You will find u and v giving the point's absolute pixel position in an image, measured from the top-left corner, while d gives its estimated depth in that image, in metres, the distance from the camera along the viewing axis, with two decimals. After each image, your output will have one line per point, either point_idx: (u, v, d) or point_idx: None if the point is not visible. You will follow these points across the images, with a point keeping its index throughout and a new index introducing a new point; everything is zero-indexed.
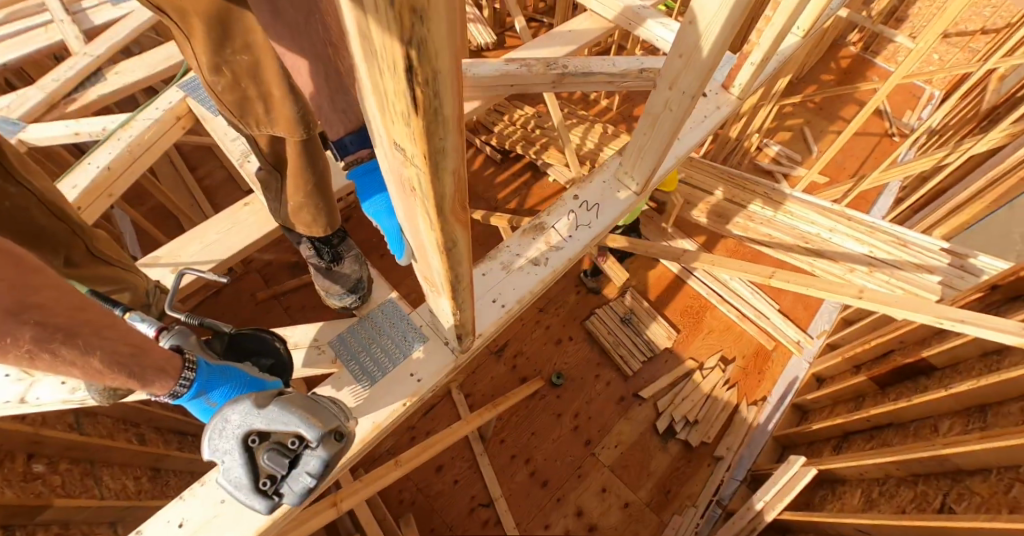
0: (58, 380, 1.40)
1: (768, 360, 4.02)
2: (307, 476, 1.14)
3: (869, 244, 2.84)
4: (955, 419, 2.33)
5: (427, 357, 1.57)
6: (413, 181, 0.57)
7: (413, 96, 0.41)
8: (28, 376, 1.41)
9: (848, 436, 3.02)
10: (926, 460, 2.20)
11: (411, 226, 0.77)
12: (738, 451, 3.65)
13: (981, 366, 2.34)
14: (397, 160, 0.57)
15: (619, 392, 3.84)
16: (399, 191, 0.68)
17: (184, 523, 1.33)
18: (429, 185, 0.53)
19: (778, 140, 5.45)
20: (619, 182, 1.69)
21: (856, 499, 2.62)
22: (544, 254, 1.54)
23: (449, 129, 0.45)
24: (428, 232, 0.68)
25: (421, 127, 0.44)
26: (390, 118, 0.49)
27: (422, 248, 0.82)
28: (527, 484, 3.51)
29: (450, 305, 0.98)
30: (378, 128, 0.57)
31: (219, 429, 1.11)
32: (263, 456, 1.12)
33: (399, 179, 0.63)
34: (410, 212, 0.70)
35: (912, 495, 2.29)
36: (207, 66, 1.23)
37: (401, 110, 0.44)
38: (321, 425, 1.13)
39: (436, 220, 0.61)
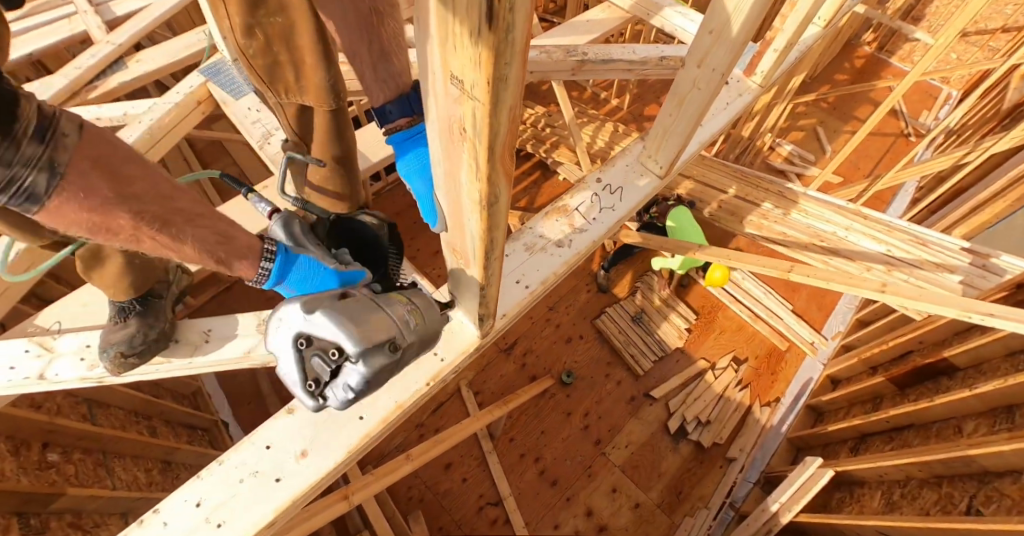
0: (78, 355, 1.40)
1: (781, 361, 3.94)
2: (347, 386, 1.08)
3: (886, 243, 2.77)
4: (979, 420, 2.28)
5: (448, 336, 1.53)
6: (465, 120, 0.53)
7: (488, 9, 0.36)
8: (47, 353, 1.39)
9: (866, 438, 2.97)
10: (950, 462, 2.16)
11: (450, 182, 0.74)
12: (750, 453, 3.59)
13: (1009, 366, 2.28)
14: (450, 98, 0.54)
15: (630, 392, 3.80)
16: (442, 138, 0.65)
17: (201, 503, 1.31)
18: (485, 121, 0.49)
19: (791, 139, 5.39)
20: (643, 166, 1.66)
21: (875, 501, 2.56)
22: (568, 236, 1.51)
23: (517, 53, 0.41)
24: (470, 184, 0.64)
25: (491, 47, 0.40)
26: (453, 42, 0.45)
27: (457, 208, 0.80)
28: (536, 484, 3.48)
29: (478, 277, 0.96)
30: (432, 61, 0.53)
31: (283, 317, 1.08)
32: (315, 358, 1.07)
33: (447, 121, 0.59)
34: (453, 164, 0.67)
35: (935, 497, 2.24)
36: (240, 29, 1.27)
37: (470, 27, 0.40)
38: (360, 338, 1.03)
39: (484, 166, 0.57)
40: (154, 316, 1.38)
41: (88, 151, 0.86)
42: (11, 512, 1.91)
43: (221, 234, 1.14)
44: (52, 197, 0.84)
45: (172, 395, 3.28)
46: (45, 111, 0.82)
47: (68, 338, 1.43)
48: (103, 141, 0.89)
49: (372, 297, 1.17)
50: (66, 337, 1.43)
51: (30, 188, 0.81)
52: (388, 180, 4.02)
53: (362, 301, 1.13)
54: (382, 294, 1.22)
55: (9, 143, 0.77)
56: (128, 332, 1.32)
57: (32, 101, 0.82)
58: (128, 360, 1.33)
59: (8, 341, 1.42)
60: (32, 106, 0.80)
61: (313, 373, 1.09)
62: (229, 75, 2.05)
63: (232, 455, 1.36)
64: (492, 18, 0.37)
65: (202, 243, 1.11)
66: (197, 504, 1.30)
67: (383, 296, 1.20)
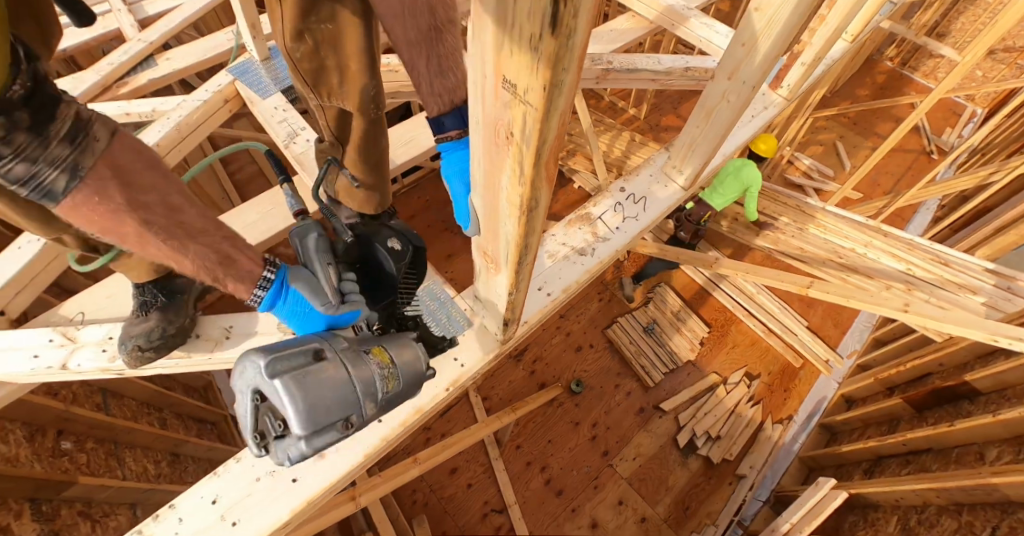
0: (100, 346, 1.41)
1: (795, 378, 3.88)
2: (287, 456, 1.02)
3: (906, 260, 2.72)
4: (1002, 447, 2.22)
5: (469, 342, 1.56)
6: (515, 125, 0.53)
7: (553, 14, 0.36)
8: (70, 343, 1.42)
9: (881, 460, 2.91)
10: (970, 488, 2.10)
11: (488, 186, 0.73)
12: (761, 470, 3.53)
13: None
14: (500, 102, 0.54)
15: (639, 404, 3.76)
16: (485, 142, 0.64)
17: (218, 500, 1.31)
18: (535, 127, 0.49)
19: (809, 154, 5.34)
20: (666, 176, 1.65)
21: (890, 525, 2.50)
22: (591, 245, 1.51)
23: (575, 59, 0.41)
24: (512, 188, 0.64)
25: (551, 54, 0.39)
26: (509, 46, 0.45)
27: (493, 212, 0.79)
28: (543, 493, 3.44)
29: (507, 283, 0.95)
30: (485, 64, 0.53)
31: (241, 365, 1.00)
32: (267, 416, 1.02)
33: (494, 125, 0.59)
34: (494, 167, 0.67)
35: (954, 525, 2.17)
36: (291, 33, 1.31)
37: (531, 31, 0.40)
38: (308, 420, 0.97)
39: (529, 173, 0.56)
40: (176, 311, 1.36)
41: (112, 159, 0.89)
42: (23, 497, 1.94)
43: (222, 256, 1.12)
44: (67, 197, 0.86)
45: (184, 388, 3.31)
46: (82, 116, 0.86)
47: (91, 328, 1.45)
48: (131, 152, 0.93)
49: (347, 358, 1.10)
50: (89, 327, 1.45)
51: (47, 186, 0.83)
52: (403, 184, 4.04)
53: (333, 367, 1.06)
54: (360, 351, 1.16)
55: (41, 141, 0.81)
56: (147, 326, 1.31)
57: (70, 104, 0.85)
58: (147, 351, 1.35)
59: (33, 330, 1.45)
60: (72, 112, 0.85)
61: (262, 427, 1.05)
62: (258, 75, 2.08)
63: (250, 453, 1.36)
64: (555, 24, 0.37)
65: (204, 260, 1.08)
66: (217, 502, 1.30)
67: (359, 355, 1.14)
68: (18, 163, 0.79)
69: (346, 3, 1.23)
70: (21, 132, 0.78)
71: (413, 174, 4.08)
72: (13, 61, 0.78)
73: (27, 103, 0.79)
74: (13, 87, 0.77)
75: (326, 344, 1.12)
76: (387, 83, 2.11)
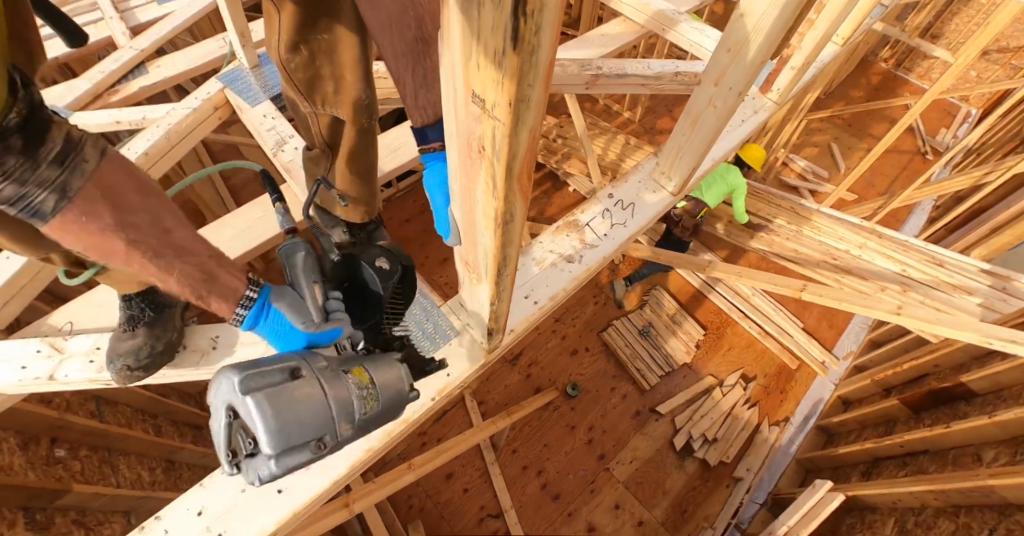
0: (87, 357, 1.40)
1: (791, 380, 3.88)
2: (257, 477, 0.97)
3: (900, 262, 2.71)
4: (998, 448, 2.22)
5: (456, 352, 1.55)
6: (486, 139, 0.53)
7: (514, 31, 0.36)
8: (58, 354, 1.41)
9: (878, 462, 2.91)
10: (966, 490, 2.11)
11: (466, 198, 0.73)
12: (758, 473, 3.52)
13: None
14: (471, 117, 0.54)
15: (635, 406, 3.75)
16: (461, 155, 0.65)
17: (203, 511, 1.30)
18: (504, 141, 0.49)
19: (805, 155, 5.36)
20: (655, 183, 1.66)
21: (888, 527, 2.50)
22: (579, 252, 1.50)
23: (540, 75, 0.41)
24: (487, 201, 0.63)
25: (514, 70, 0.40)
26: (476, 62, 0.45)
27: (472, 223, 0.79)
28: (540, 497, 3.43)
29: (489, 292, 0.95)
30: (456, 79, 0.53)
31: (217, 380, 0.97)
32: (240, 434, 0.98)
33: (467, 139, 0.59)
34: (469, 180, 0.67)
35: (952, 526, 2.16)
36: (286, 45, 1.33)
37: (496, 47, 0.40)
38: (279, 438, 0.94)
39: (501, 186, 0.57)
40: (164, 327, 1.35)
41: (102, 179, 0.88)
42: (15, 506, 1.92)
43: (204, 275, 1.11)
44: (52, 217, 0.83)
45: (177, 394, 3.29)
46: (73, 137, 0.83)
47: (80, 339, 1.44)
48: (120, 173, 0.91)
49: (322, 379, 1.07)
50: (77, 338, 1.44)
51: (37, 206, 0.81)
52: (398, 188, 4.04)
53: (312, 384, 1.04)
54: (338, 370, 1.13)
55: (31, 164, 0.78)
56: (135, 343, 1.31)
57: (62, 125, 0.82)
58: (133, 368, 1.34)
59: (22, 340, 1.45)
60: (63, 132, 0.82)
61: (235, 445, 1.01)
62: (248, 83, 2.08)
63: None
64: (517, 41, 0.37)
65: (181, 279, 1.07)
66: (205, 513, 1.29)
67: (337, 375, 1.11)
68: (7, 185, 0.77)
69: (339, 17, 1.23)
70: (14, 155, 0.76)
71: (408, 178, 4.08)
72: (10, 86, 0.75)
73: (22, 128, 0.76)
74: (9, 114, 0.74)
75: (304, 362, 1.08)
76: (379, 91, 2.11)
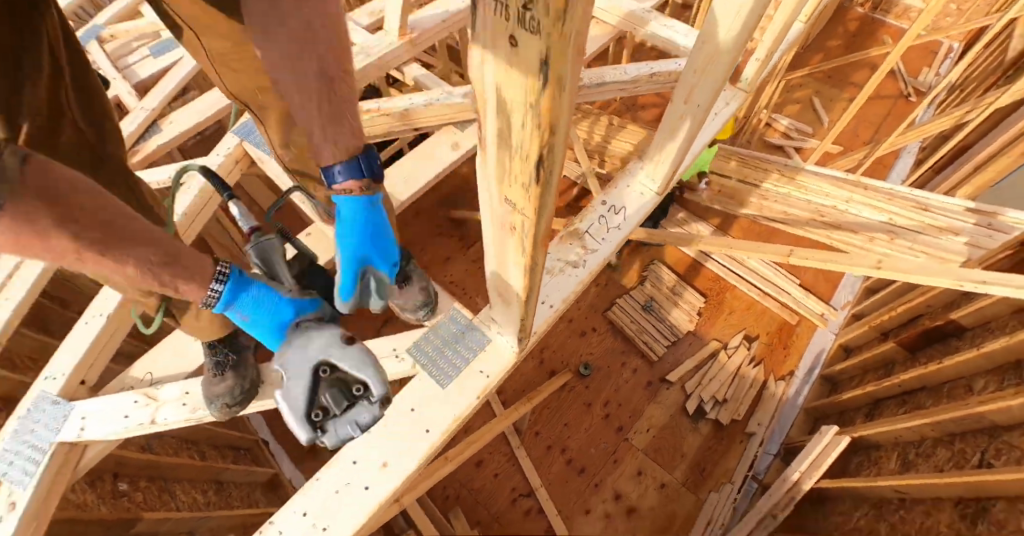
0: (181, 401, 1.61)
1: (792, 335, 4.08)
2: (354, 423, 1.43)
3: (887, 211, 2.89)
4: (988, 378, 2.40)
5: (490, 354, 1.70)
6: (517, 223, 0.83)
7: (536, 174, 0.67)
8: (154, 401, 1.62)
9: (879, 403, 3.12)
10: (960, 419, 2.30)
11: (498, 254, 1.03)
12: (769, 426, 3.75)
13: (1015, 321, 2.38)
14: (505, 209, 0.84)
15: (647, 378, 3.96)
16: (495, 229, 0.95)
17: (306, 512, 1.50)
18: (530, 227, 0.80)
19: (787, 113, 5.46)
20: (642, 186, 1.82)
21: (892, 461, 2.70)
22: (582, 257, 1.67)
23: (552, 194, 0.71)
24: (518, 257, 0.94)
25: (537, 193, 0.71)
26: (509, 184, 0.76)
27: (502, 270, 1.09)
28: (566, 473, 3.65)
29: (519, 315, 1.22)
30: (492, 189, 0.84)
31: (306, 350, 1.44)
32: (328, 391, 1.43)
33: (501, 222, 0.90)
34: (502, 244, 0.97)
35: (948, 454, 2.36)
36: None
37: (524, 180, 0.71)
38: (380, 381, 1.45)
39: (529, 249, 0.87)
40: (246, 368, 1.56)
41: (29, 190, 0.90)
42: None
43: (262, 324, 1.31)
44: None
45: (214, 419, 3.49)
46: None
47: (169, 387, 1.65)
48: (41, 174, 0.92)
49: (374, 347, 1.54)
50: (167, 385, 1.65)
51: None
52: None
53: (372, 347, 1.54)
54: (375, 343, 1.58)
55: None
56: (227, 385, 1.51)
57: None
58: (230, 407, 1.56)
59: (117, 394, 1.66)
60: None
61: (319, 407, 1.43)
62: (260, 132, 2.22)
63: (326, 470, 1.55)
64: (538, 180, 0.67)
65: None
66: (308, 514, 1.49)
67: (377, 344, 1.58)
68: None
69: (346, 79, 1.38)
70: None
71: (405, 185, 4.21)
72: None
73: None
74: None
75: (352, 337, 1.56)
76: None
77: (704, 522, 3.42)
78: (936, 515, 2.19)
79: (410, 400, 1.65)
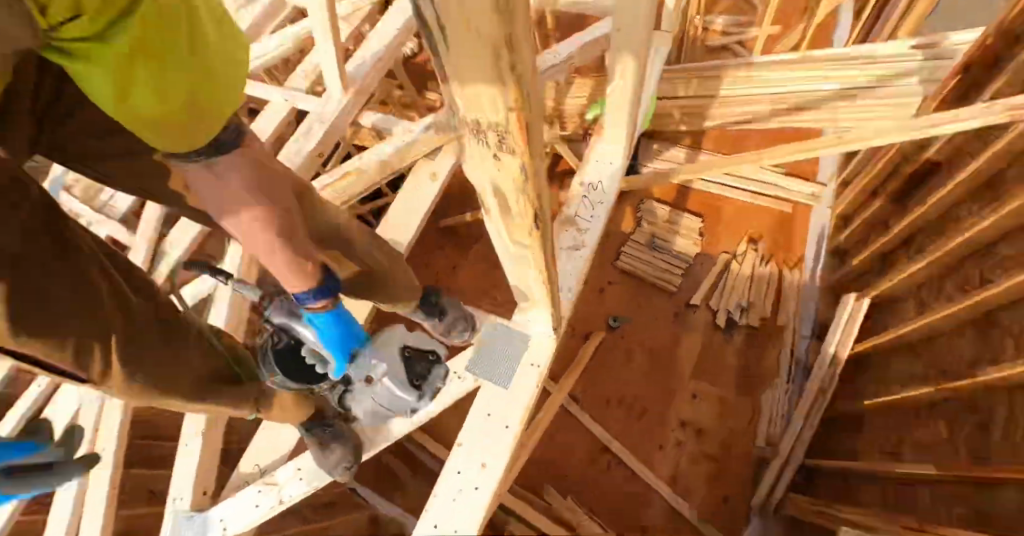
0: (299, 477, 1.76)
1: (792, 223, 4.28)
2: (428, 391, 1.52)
3: (838, 78, 2.96)
4: (974, 202, 2.54)
5: (534, 343, 1.63)
6: (526, 258, 1.01)
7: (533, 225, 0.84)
8: (276, 486, 1.77)
9: (888, 257, 3.27)
10: (960, 248, 2.44)
11: (519, 282, 1.22)
12: (797, 314, 3.96)
13: (984, 141, 2.50)
14: (513, 253, 1.02)
15: (672, 310, 4.14)
16: (509, 267, 1.13)
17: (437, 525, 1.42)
18: (540, 258, 0.98)
19: (719, 11, 5.47)
20: (608, 154, 1.98)
21: (913, 306, 2.86)
22: (580, 239, 1.82)
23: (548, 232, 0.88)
24: (537, 281, 1.12)
25: (537, 237, 0.88)
26: (509, 236, 0.93)
27: (526, 292, 1.28)
28: (629, 420, 3.85)
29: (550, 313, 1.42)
30: (497, 243, 1.01)
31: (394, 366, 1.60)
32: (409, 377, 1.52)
33: (512, 262, 1.08)
34: (520, 275, 1.15)
35: (958, 282, 2.52)
36: None
37: (524, 233, 0.88)
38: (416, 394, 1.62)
39: (544, 271, 1.05)
40: (343, 432, 1.70)
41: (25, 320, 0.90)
42: None
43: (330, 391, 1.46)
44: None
45: None
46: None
47: (282, 469, 1.80)
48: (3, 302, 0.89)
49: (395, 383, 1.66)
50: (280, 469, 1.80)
51: None
52: None
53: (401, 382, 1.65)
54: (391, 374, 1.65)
55: None
56: (337, 452, 1.65)
57: None
58: (354, 463, 1.66)
59: (239, 493, 1.79)
60: None
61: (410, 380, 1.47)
62: None
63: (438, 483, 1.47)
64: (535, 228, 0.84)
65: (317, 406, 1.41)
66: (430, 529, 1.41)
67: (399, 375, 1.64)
68: None
69: None
70: None
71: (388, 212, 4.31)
72: None
73: None
74: None
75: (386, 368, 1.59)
76: None
77: (767, 420, 3.69)
78: (960, 341, 2.38)
79: (482, 405, 1.58)
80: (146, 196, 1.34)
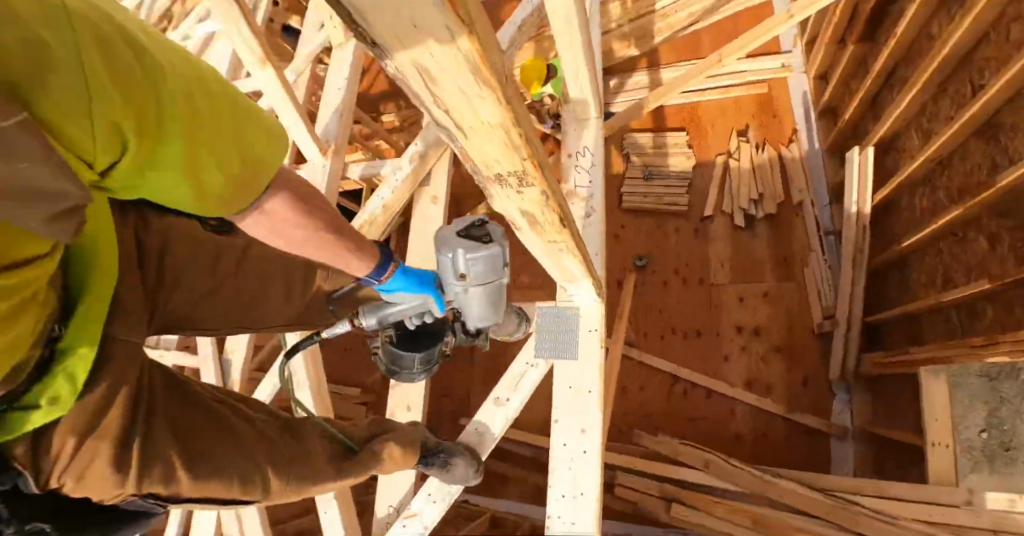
0: (432, 498, 1.83)
1: (773, 100, 4.25)
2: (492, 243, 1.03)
3: None
4: (940, 16, 2.55)
5: (585, 310, 1.75)
6: (561, 255, 1.11)
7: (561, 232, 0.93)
8: (414, 515, 1.84)
9: (877, 100, 3.27)
10: (943, 63, 2.45)
11: (557, 271, 1.32)
12: (809, 187, 3.98)
13: None
14: (546, 254, 1.12)
15: (691, 227, 4.20)
16: (545, 264, 1.23)
17: (564, 495, 1.55)
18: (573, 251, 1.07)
19: None
20: (582, 113, 2.07)
21: (916, 136, 2.87)
22: (587, 205, 1.91)
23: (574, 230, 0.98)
24: (574, 266, 1.23)
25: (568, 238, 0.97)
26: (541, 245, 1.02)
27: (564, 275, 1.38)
28: (689, 344, 3.95)
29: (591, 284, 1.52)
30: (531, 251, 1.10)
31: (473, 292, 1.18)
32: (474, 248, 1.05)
33: (548, 260, 1.17)
34: (557, 265, 1.25)
35: (952, 97, 2.53)
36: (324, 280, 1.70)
37: (554, 240, 0.97)
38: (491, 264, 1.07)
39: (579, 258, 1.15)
40: (455, 446, 1.75)
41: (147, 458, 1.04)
42: None
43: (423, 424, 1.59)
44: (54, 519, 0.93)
45: None
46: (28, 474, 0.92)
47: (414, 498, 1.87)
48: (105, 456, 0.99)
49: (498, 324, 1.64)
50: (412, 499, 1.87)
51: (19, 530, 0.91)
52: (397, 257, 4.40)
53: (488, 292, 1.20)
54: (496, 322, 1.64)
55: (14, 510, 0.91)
56: (460, 463, 1.70)
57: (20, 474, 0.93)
58: (480, 466, 1.75)
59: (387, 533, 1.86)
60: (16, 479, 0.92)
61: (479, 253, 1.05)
62: None
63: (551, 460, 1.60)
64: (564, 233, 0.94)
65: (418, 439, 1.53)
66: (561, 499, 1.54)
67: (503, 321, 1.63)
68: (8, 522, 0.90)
69: None
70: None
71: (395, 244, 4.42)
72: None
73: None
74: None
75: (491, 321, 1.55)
76: None
77: (817, 295, 3.76)
78: (974, 149, 2.40)
79: (562, 381, 1.71)
80: (191, 330, 1.44)
